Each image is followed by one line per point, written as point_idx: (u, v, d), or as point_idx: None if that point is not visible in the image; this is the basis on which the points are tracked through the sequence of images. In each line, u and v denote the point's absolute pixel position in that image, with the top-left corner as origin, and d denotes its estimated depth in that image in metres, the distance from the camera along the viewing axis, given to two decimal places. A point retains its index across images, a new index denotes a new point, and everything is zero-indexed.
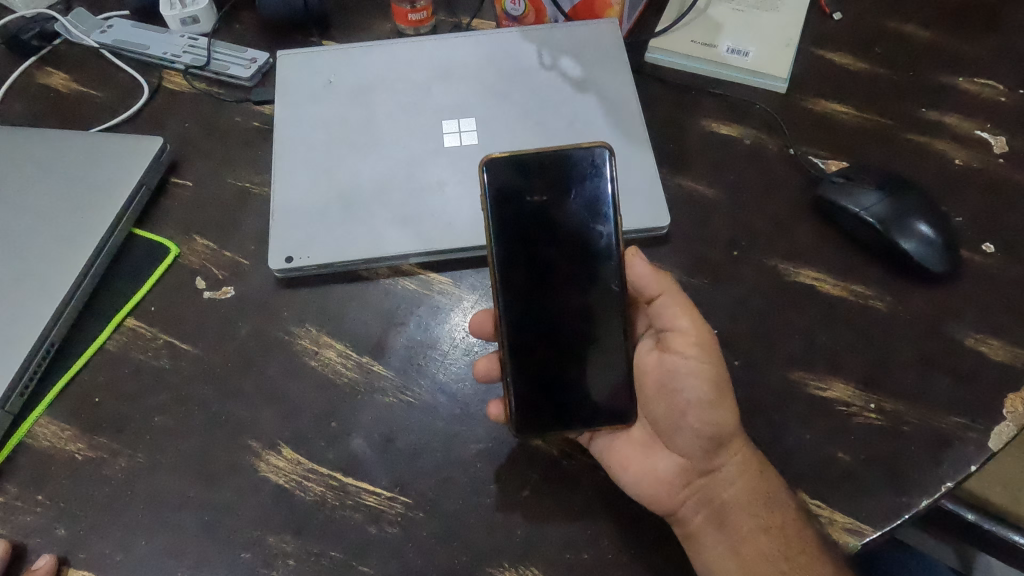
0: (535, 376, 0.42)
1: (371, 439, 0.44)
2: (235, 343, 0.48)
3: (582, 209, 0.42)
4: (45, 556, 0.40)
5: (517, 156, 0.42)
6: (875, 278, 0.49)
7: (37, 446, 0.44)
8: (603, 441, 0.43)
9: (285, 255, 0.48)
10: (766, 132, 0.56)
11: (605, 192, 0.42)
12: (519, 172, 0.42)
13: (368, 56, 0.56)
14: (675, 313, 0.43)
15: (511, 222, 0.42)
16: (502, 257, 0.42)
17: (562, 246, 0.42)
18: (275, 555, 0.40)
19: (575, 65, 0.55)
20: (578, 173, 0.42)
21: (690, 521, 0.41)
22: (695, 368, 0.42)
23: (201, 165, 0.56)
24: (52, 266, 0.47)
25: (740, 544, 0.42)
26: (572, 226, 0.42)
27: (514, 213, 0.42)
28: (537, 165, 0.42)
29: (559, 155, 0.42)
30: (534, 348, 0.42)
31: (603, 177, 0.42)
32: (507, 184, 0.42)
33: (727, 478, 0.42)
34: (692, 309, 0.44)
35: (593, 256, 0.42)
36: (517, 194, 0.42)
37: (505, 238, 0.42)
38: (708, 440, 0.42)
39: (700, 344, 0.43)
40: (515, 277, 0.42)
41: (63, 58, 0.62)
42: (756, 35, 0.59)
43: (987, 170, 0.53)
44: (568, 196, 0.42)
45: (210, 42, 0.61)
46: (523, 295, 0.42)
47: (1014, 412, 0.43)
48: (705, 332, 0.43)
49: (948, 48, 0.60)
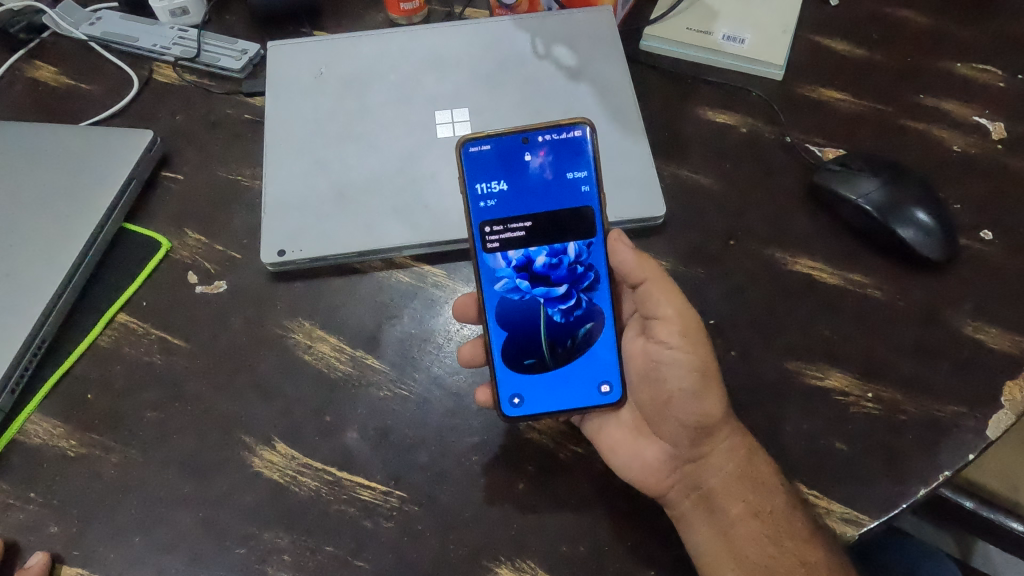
0: (518, 362, 0.43)
1: (366, 433, 0.44)
2: (228, 338, 0.47)
3: (565, 185, 0.43)
4: (38, 554, 0.40)
5: (497, 136, 0.42)
6: (872, 266, 0.49)
7: (28, 443, 0.43)
8: (592, 423, 0.43)
9: (278, 248, 0.48)
10: (762, 120, 0.55)
11: (587, 167, 0.43)
12: (500, 153, 0.43)
13: (360, 46, 0.56)
14: (656, 299, 0.42)
15: (491, 205, 0.43)
16: (484, 237, 0.43)
17: (545, 224, 0.43)
18: (270, 551, 0.40)
19: (569, 53, 0.55)
20: (560, 150, 0.43)
21: (679, 505, 0.41)
22: (678, 355, 0.42)
23: (192, 159, 0.55)
24: (42, 261, 0.47)
25: (729, 528, 0.41)
26: (555, 203, 0.43)
27: (492, 190, 0.43)
28: (518, 142, 0.43)
29: (540, 131, 0.43)
30: (518, 331, 0.43)
31: (584, 154, 0.43)
32: (487, 165, 0.43)
33: (716, 465, 0.43)
34: (675, 294, 0.43)
35: (577, 231, 0.43)
36: (497, 175, 0.43)
37: (488, 218, 0.43)
38: (693, 429, 0.42)
39: (683, 329, 0.42)
40: (498, 258, 0.43)
41: (51, 51, 0.61)
42: (753, 22, 0.59)
43: (985, 156, 0.53)
44: (549, 175, 0.43)
45: (200, 33, 0.61)
46: (508, 274, 0.43)
47: (1012, 400, 0.43)
48: (688, 316, 0.42)
49: (946, 33, 0.59)
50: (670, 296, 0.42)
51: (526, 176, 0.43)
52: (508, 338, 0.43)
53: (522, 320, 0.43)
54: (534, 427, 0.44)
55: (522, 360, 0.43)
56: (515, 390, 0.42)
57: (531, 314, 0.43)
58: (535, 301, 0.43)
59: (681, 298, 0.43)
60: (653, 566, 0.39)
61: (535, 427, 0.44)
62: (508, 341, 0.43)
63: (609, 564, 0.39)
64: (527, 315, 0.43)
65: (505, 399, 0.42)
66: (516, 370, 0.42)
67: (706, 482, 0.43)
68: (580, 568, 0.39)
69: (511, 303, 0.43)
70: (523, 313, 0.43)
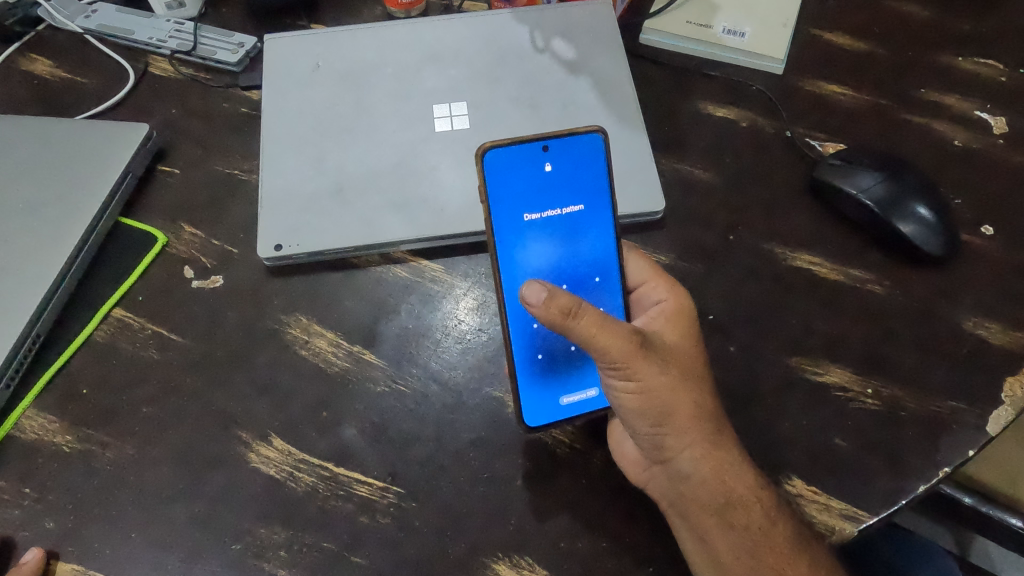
0: (540, 373, 0.42)
1: (364, 428, 0.43)
2: (224, 333, 0.47)
3: (581, 191, 0.43)
4: (33, 550, 0.40)
5: (516, 143, 0.41)
6: (873, 261, 0.48)
7: (23, 439, 0.43)
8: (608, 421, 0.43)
9: (274, 243, 0.47)
10: (763, 114, 0.55)
11: (601, 174, 0.43)
12: (518, 162, 0.42)
13: (356, 39, 0.55)
14: (582, 340, 0.37)
15: (512, 213, 0.42)
16: (505, 248, 0.42)
17: (564, 231, 0.43)
18: (266, 547, 0.40)
19: (568, 46, 0.54)
20: (577, 157, 0.43)
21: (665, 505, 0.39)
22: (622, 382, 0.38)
23: (189, 152, 0.55)
24: (36, 254, 0.46)
25: None
26: (573, 208, 0.43)
27: (514, 198, 0.42)
28: (537, 150, 0.42)
29: (559, 139, 0.42)
30: (540, 340, 0.42)
31: (600, 159, 0.43)
32: (506, 174, 0.42)
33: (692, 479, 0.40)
34: (609, 327, 0.37)
35: (593, 235, 0.43)
36: (519, 182, 0.42)
37: (510, 229, 0.42)
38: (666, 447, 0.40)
39: (616, 363, 0.37)
40: (518, 267, 0.42)
41: (47, 43, 0.61)
42: (753, 15, 0.58)
43: (986, 151, 0.52)
44: (567, 181, 0.43)
45: (196, 26, 0.60)
46: (529, 285, 0.42)
47: (1012, 396, 0.43)
48: (622, 349, 0.37)
49: (947, 27, 0.59)
50: (599, 339, 0.37)
51: (546, 185, 0.42)
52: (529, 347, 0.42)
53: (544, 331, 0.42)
54: None
55: (544, 371, 0.42)
56: (534, 399, 0.42)
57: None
58: None
59: (609, 333, 0.37)
60: (652, 561, 0.39)
61: None
62: (526, 349, 0.42)
63: (607, 560, 0.39)
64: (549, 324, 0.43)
65: (528, 410, 0.42)
66: (537, 379, 0.42)
67: None
68: (578, 564, 0.39)
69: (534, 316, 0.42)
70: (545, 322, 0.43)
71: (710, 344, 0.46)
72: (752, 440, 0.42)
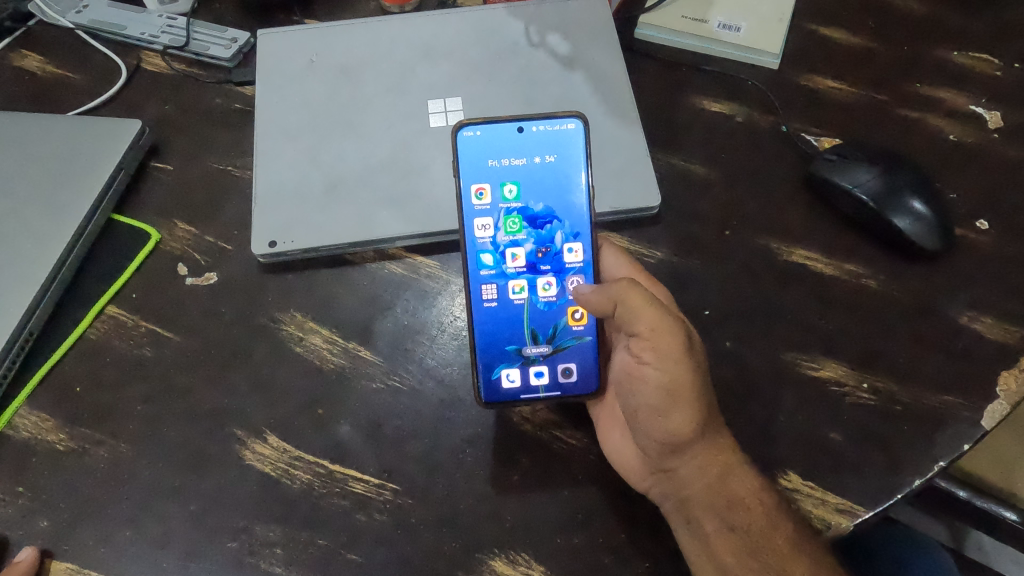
0: (500, 349, 0.43)
1: (359, 425, 0.43)
2: (219, 330, 0.47)
3: (555, 173, 0.44)
4: (27, 548, 0.40)
5: (491, 122, 0.43)
6: (867, 256, 0.48)
7: (16, 437, 0.43)
8: (602, 412, 0.43)
9: (268, 239, 0.47)
10: (759, 109, 0.55)
11: (578, 159, 0.44)
12: (491, 141, 0.44)
13: (351, 33, 0.55)
14: (633, 311, 0.40)
15: (480, 189, 0.44)
16: (475, 219, 0.44)
17: (536, 211, 0.44)
18: (262, 544, 0.40)
19: (563, 41, 0.54)
20: (551, 142, 0.44)
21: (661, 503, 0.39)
22: (653, 372, 0.41)
23: (182, 149, 0.54)
24: (29, 252, 0.46)
25: (709, 537, 0.39)
26: (546, 191, 0.44)
27: (482, 175, 0.44)
28: (513, 131, 0.44)
29: (535, 121, 0.44)
30: (504, 319, 0.44)
31: (576, 145, 0.44)
32: (481, 150, 0.44)
33: (686, 478, 0.41)
34: (652, 304, 0.40)
35: (567, 222, 0.44)
36: (493, 160, 0.44)
37: (479, 202, 0.44)
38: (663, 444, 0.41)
39: (654, 339, 0.40)
40: (486, 242, 0.44)
41: (37, 39, 0.60)
42: (748, 10, 0.58)
43: (980, 145, 0.52)
44: (542, 164, 0.44)
45: (189, 21, 0.60)
46: (495, 259, 0.44)
47: (1008, 390, 0.43)
48: (661, 321, 0.40)
49: (943, 22, 0.59)
50: (645, 312, 0.40)
51: (517, 166, 0.44)
52: (490, 320, 0.44)
53: (506, 309, 0.44)
54: (527, 418, 0.43)
55: (505, 348, 0.43)
56: (491, 374, 0.43)
57: (516, 305, 0.44)
58: (519, 290, 0.44)
59: (656, 311, 0.40)
60: (650, 558, 0.39)
61: (530, 418, 0.43)
62: (490, 327, 0.44)
63: (603, 556, 0.39)
64: (511, 303, 0.44)
65: (484, 384, 0.43)
66: (498, 355, 0.43)
67: (686, 491, 0.40)
68: (574, 561, 0.39)
69: (496, 291, 0.44)
70: (506, 298, 0.44)
71: (706, 339, 0.46)
72: (749, 436, 0.42)
